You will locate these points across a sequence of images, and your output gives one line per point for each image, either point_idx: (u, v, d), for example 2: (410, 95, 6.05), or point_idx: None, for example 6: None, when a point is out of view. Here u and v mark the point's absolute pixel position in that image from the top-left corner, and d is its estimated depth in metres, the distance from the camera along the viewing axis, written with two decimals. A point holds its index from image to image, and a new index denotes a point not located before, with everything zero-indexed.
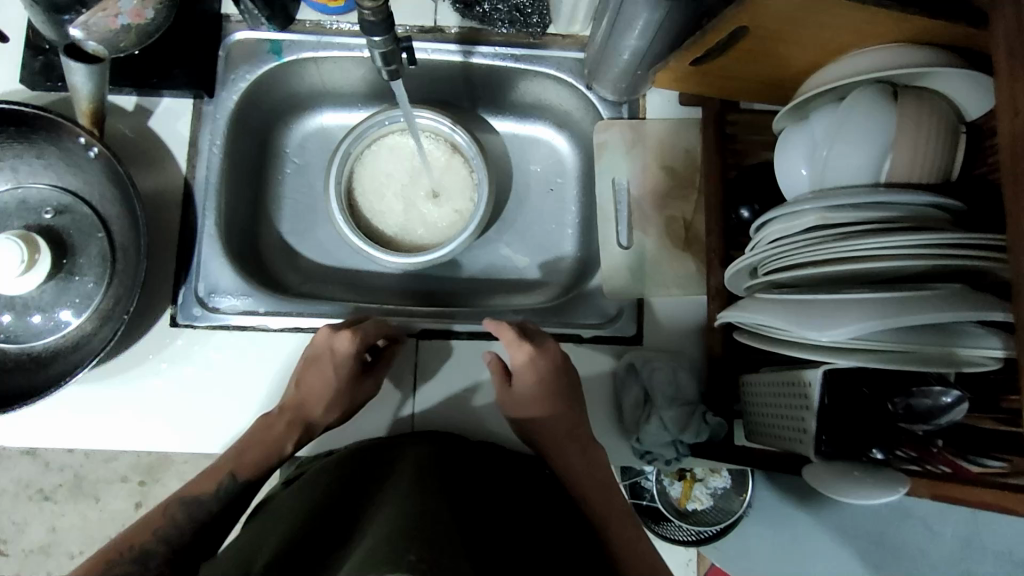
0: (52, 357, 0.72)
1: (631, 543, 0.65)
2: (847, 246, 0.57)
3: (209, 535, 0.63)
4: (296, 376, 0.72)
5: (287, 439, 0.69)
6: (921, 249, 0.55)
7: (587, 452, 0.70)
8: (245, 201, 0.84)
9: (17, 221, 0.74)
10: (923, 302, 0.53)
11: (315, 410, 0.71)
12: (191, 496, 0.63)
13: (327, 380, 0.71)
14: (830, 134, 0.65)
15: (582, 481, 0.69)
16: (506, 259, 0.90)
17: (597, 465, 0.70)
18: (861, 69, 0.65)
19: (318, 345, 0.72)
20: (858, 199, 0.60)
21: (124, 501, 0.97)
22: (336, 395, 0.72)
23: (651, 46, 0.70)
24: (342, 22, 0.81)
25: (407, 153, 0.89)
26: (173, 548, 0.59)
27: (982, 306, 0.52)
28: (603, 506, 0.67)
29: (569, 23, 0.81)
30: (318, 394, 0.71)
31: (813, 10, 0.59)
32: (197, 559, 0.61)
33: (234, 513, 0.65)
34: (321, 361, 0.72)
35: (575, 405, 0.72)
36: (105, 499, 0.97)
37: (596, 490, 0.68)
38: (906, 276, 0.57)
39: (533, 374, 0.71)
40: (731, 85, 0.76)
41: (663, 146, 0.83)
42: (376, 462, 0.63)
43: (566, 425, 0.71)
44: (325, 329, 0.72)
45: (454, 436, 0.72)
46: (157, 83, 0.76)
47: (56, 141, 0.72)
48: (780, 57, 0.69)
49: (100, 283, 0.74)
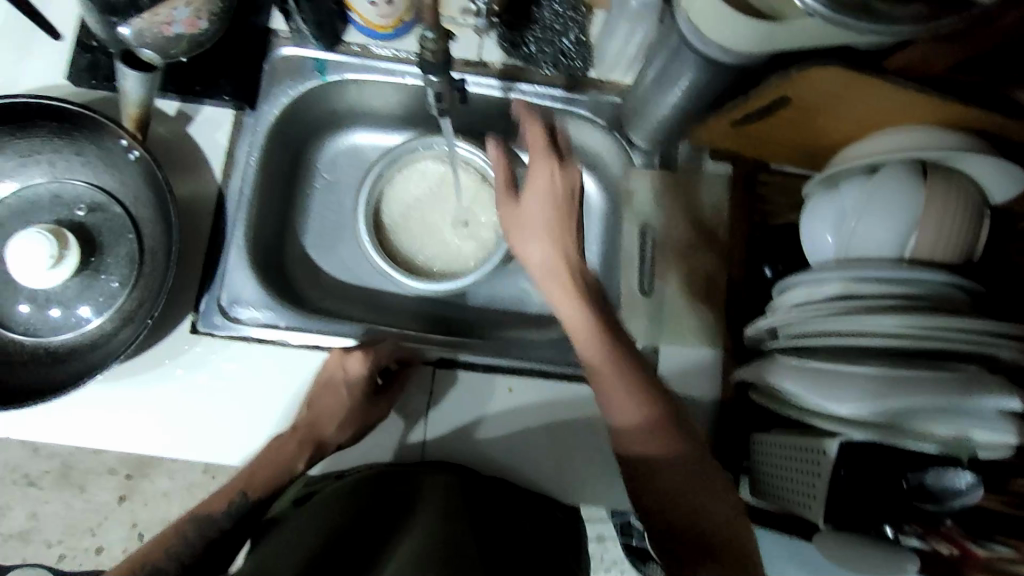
0: (69, 354, 0.72)
1: (692, 483, 0.57)
2: (867, 320, 0.60)
3: (219, 553, 0.61)
4: (309, 398, 0.74)
5: (300, 454, 0.69)
6: (937, 330, 0.57)
7: (680, 490, 0.57)
8: (275, 211, 0.84)
9: (48, 214, 0.75)
10: (939, 381, 0.55)
11: (328, 430, 0.72)
12: (202, 513, 0.62)
13: (340, 399, 0.73)
14: (859, 208, 0.67)
15: (633, 423, 0.60)
16: (524, 292, 0.90)
17: (692, 506, 0.56)
18: (894, 148, 0.67)
19: (328, 368, 0.75)
20: (880, 275, 0.63)
21: None
22: (347, 413, 0.73)
23: (691, 105, 0.72)
24: (387, 48, 0.82)
25: (438, 178, 0.90)
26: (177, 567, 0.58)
27: (992, 390, 0.54)
28: (660, 448, 0.59)
29: (610, 69, 0.83)
30: (331, 413, 0.72)
31: (856, 89, 0.61)
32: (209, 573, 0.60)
33: (241, 535, 0.64)
34: (334, 381, 0.74)
35: (662, 422, 0.60)
36: None
37: (688, 539, 0.55)
38: (921, 351, 0.59)
39: (602, 368, 0.62)
40: (764, 145, 0.77)
41: (692, 197, 0.83)
42: (392, 490, 0.64)
43: (651, 455, 0.59)
44: (334, 356, 0.75)
45: (462, 468, 0.74)
46: (201, 90, 0.77)
47: (97, 140, 0.72)
48: (815, 128, 0.71)
49: (125, 284, 0.74)
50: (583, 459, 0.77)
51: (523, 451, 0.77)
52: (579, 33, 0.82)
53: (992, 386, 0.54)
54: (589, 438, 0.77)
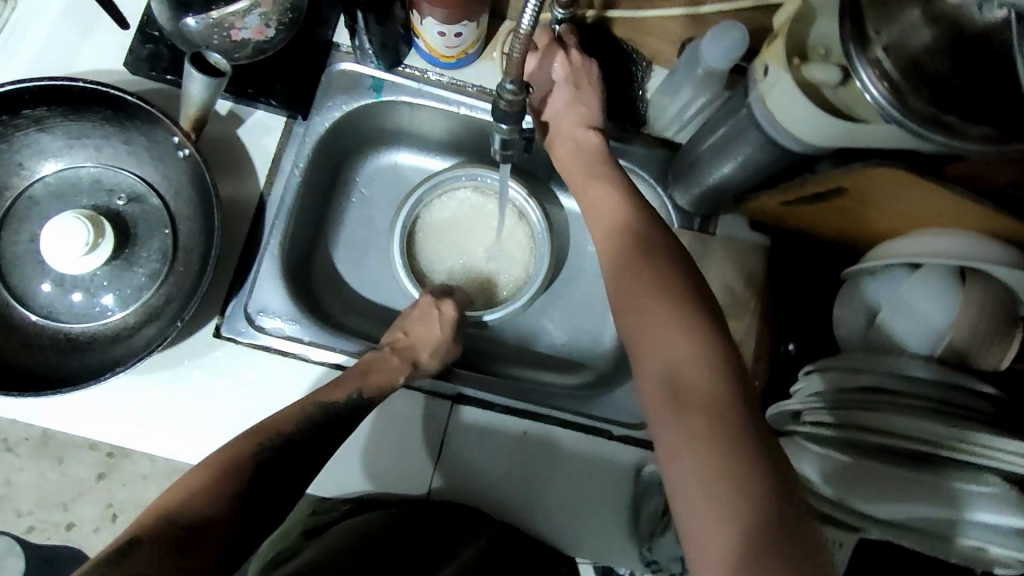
0: (89, 343, 0.71)
1: (693, 385, 0.52)
2: (895, 424, 0.58)
3: (330, 437, 0.64)
4: (403, 326, 0.78)
5: (400, 371, 0.72)
6: (940, 437, 0.56)
7: (682, 359, 0.54)
8: (310, 221, 0.84)
9: (87, 199, 0.74)
10: (938, 494, 0.57)
11: (423, 356, 0.75)
12: (327, 400, 0.66)
13: (436, 335, 0.76)
14: (894, 298, 0.69)
15: (639, 335, 0.58)
16: (545, 332, 0.90)
17: (699, 379, 0.52)
18: (928, 250, 0.67)
19: (420, 308, 0.78)
20: (897, 372, 0.63)
21: (87, 469, 0.77)
22: (440, 345, 0.76)
23: (743, 178, 0.72)
24: (445, 76, 0.82)
25: (476, 209, 0.90)
26: (290, 461, 0.60)
27: (998, 504, 0.54)
28: (656, 343, 0.56)
29: (664, 127, 0.83)
30: (426, 341, 0.76)
31: (905, 188, 0.62)
32: (329, 446, 0.64)
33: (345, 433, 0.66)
34: (428, 316, 0.77)
35: (683, 302, 0.57)
36: (68, 464, 0.77)
37: (688, 416, 0.50)
38: (922, 455, 0.58)
39: (617, 257, 0.64)
40: (809, 225, 0.77)
41: (728, 262, 0.83)
42: (434, 535, 0.68)
43: (659, 323, 0.57)
44: (427, 302, 0.78)
45: (481, 514, 0.74)
46: (254, 93, 0.77)
47: (148, 132, 0.72)
48: (862, 218, 0.71)
49: (154, 279, 0.73)
50: (590, 513, 0.76)
51: (531, 495, 0.76)
52: (638, 87, 0.83)
53: (984, 496, 0.55)
54: (598, 492, 0.76)
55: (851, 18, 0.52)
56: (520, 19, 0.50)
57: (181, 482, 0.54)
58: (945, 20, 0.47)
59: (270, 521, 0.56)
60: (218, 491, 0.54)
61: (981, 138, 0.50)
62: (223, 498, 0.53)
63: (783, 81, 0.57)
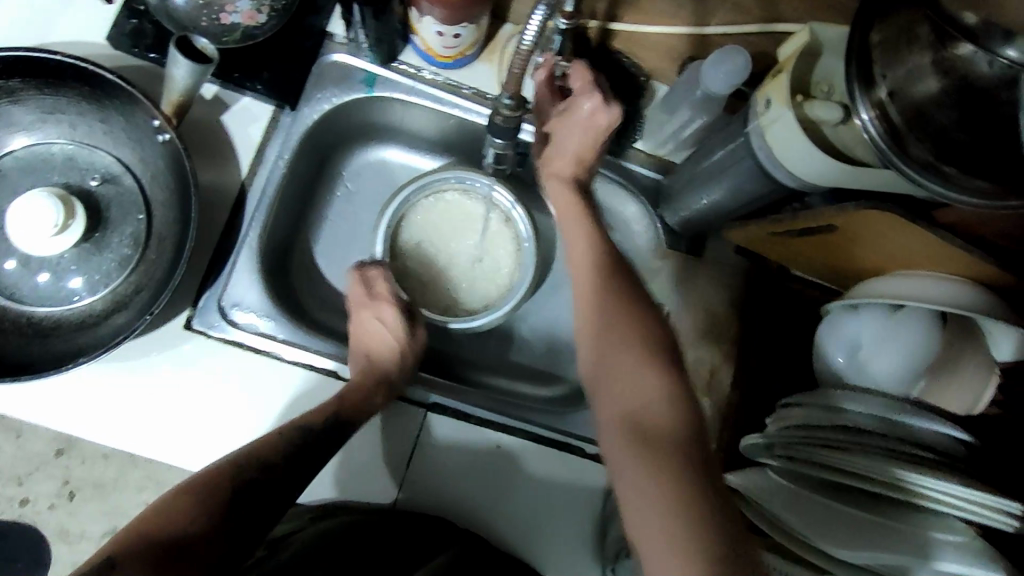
0: (52, 328, 0.69)
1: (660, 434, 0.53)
2: (871, 469, 0.59)
3: (307, 456, 0.65)
4: (361, 348, 0.75)
5: (373, 394, 0.71)
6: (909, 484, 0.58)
7: (649, 407, 0.55)
8: (291, 213, 0.81)
9: (57, 176, 0.71)
10: (910, 541, 0.58)
11: (390, 374, 0.74)
12: (304, 424, 0.67)
13: (387, 339, 0.75)
14: (877, 337, 0.70)
15: (610, 373, 0.59)
16: (525, 342, 0.89)
17: (660, 416, 0.54)
18: (909, 295, 0.66)
19: (363, 315, 0.76)
20: (872, 414, 0.63)
21: (45, 444, 0.74)
22: (397, 348, 0.75)
23: (734, 205, 0.72)
24: (440, 75, 0.80)
25: (462, 213, 0.88)
26: (270, 478, 0.62)
27: (963, 555, 0.56)
28: (626, 388, 0.57)
29: (658, 144, 0.81)
30: (385, 350, 0.75)
31: (895, 230, 0.61)
32: (305, 466, 0.65)
33: (326, 445, 0.67)
34: (377, 321, 0.75)
35: (652, 347, 0.59)
36: (28, 437, 0.74)
37: (657, 466, 0.51)
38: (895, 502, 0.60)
39: (588, 290, 0.64)
40: (795, 258, 0.76)
41: (712, 288, 0.82)
42: (397, 541, 0.66)
43: (625, 364, 0.58)
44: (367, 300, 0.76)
45: (446, 524, 0.72)
46: (239, 78, 0.74)
47: (126, 113, 0.69)
48: (850, 255, 0.70)
49: (124, 265, 0.71)
50: (559, 529, 0.75)
51: (502, 507, 0.76)
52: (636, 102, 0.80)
53: (953, 546, 0.57)
54: (568, 510, 0.76)
55: (858, 59, 0.50)
56: (524, 36, 0.51)
57: (172, 496, 0.57)
58: (955, 73, 0.47)
59: (250, 535, 0.58)
60: (191, 511, 0.56)
61: (981, 193, 0.49)
62: (210, 513, 0.56)
63: (786, 117, 0.56)
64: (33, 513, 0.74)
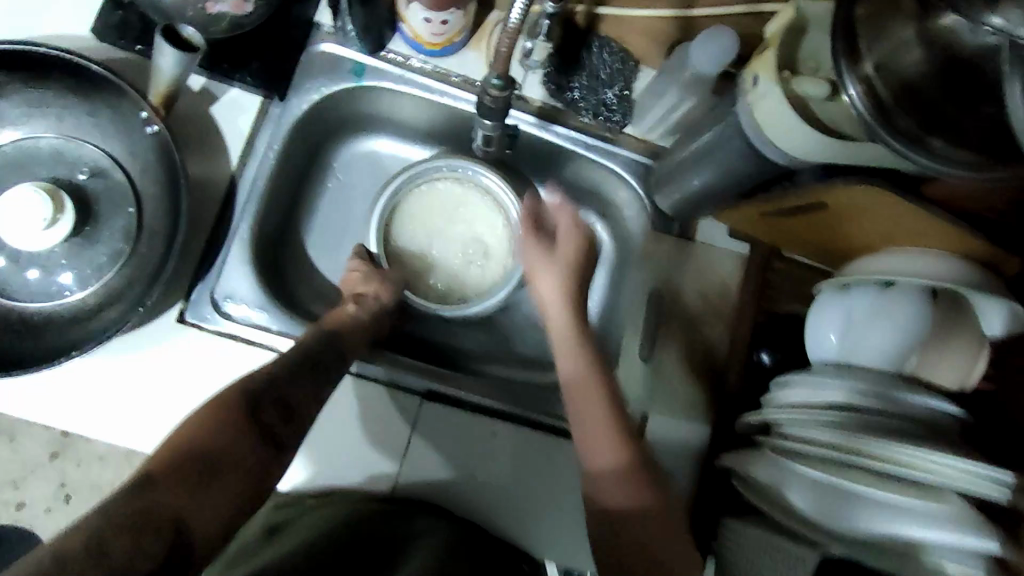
0: (45, 323, 0.68)
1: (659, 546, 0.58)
2: (861, 443, 0.59)
3: (311, 385, 0.62)
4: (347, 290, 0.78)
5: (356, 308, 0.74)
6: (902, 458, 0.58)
7: (639, 523, 0.60)
8: (282, 205, 0.81)
9: (45, 171, 0.70)
10: (906, 513, 0.57)
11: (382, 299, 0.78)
12: (303, 355, 0.64)
13: (361, 274, 0.78)
14: (868, 314, 0.69)
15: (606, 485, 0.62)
16: (519, 330, 0.89)
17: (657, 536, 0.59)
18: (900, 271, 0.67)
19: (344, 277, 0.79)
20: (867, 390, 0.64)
21: (41, 447, 0.80)
22: (380, 278, 0.79)
23: (726, 187, 0.72)
24: (429, 63, 0.79)
25: (455, 202, 0.88)
26: (282, 401, 0.59)
27: (958, 525, 0.55)
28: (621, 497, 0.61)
29: (647, 128, 0.82)
30: (363, 279, 0.78)
31: (883, 208, 0.62)
32: (311, 397, 0.62)
33: (322, 373, 0.64)
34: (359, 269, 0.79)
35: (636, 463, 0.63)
36: (21, 441, 0.80)
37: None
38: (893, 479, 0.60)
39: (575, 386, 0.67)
40: (785, 237, 0.78)
41: (704, 272, 0.83)
42: (382, 535, 0.66)
43: (618, 481, 0.62)
44: (366, 270, 0.78)
45: (442, 511, 0.73)
46: (228, 68, 0.74)
47: (115, 104, 0.69)
48: (840, 232, 0.71)
49: (115, 260, 0.70)
50: (557, 518, 0.75)
51: (501, 494, 0.76)
52: (624, 87, 0.81)
53: (948, 519, 0.56)
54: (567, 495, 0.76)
55: (843, 34, 0.51)
56: (510, 16, 0.52)
57: (179, 431, 0.53)
58: (939, 43, 0.47)
59: (271, 455, 0.55)
60: (213, 431, 0.53)
61: (968, 166, 0.49)
62: (222, 440, 0.52)
63: (773, 93, 0.57)
64: (28, 517, 0.81)
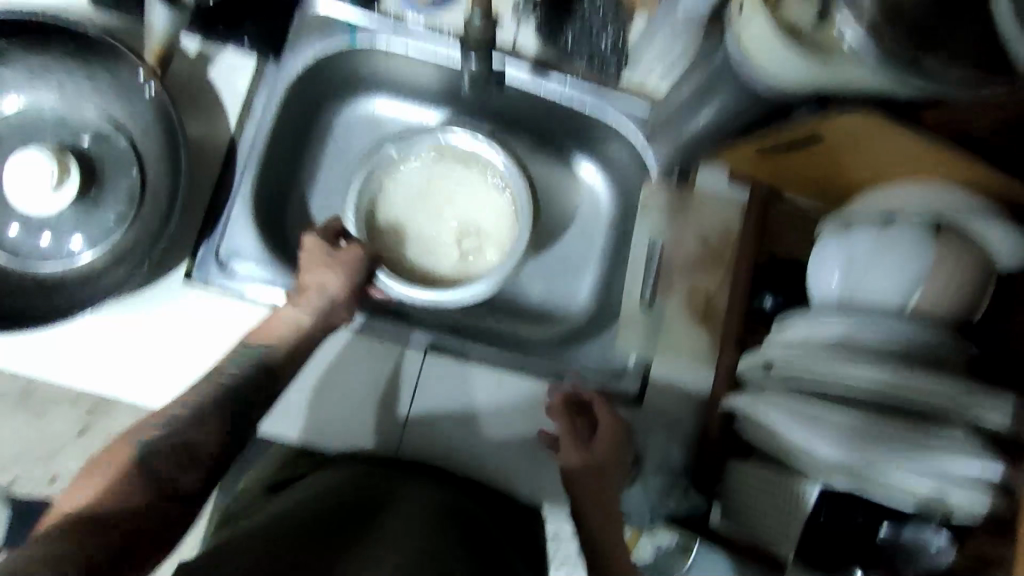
0: (58, 284, 0.70)
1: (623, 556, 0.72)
2: (864, 369, 0.59)
3: (219, 416, 0.62)
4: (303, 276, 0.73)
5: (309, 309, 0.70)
6: (907, 382, 0.58)
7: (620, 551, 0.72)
8: (283, 167, 0.83)
9: (50, 136, 0.72)
10: (911, 438, 0.57)
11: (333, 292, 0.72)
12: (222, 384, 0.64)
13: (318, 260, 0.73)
14: (866, 255, 0.65)
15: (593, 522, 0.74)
16: (523, 287, 0.89)
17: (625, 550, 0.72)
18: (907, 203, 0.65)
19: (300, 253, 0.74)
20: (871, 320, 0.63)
21: (71, 424, 0.99)
22: (335, 266, 0.73)
23: (720, 128, 0.72)
24: (422, 18, 0.81)
25: (452, 178, 0.86)
26: (183, 442, 0.59)
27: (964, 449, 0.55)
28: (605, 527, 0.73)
29: (644, 76, 0.82)
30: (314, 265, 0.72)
31: (880, 135, 0.61)
32: (223, 424, 0.62)
33: (229, 402, 0.63)
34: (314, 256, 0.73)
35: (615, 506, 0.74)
36: (49, 419, 0.99)
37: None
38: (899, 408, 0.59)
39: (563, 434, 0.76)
40: (781, 176, 0.77)
41: (705, 218, 0.82)
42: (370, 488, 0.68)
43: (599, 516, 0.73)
44: (320, 255, 0.73)
45: (439, 472, 0.78)
46: (224, 31, 0.77)
47: (113, 68, 0.71)
48: (838, 167, 0.70)
49: (122, 221, 0.72)
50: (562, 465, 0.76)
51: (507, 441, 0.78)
52: (616, 35, 0.80)
53: (956, 443, 0.55)
54: None
55: None
56: None
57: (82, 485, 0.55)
58: None
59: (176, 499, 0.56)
60: (108, 485, 0.55)
61: (961, 82, 0.50)
62: (117, 494, 0.54)
63: (758, 21, 0.56)
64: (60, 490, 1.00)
